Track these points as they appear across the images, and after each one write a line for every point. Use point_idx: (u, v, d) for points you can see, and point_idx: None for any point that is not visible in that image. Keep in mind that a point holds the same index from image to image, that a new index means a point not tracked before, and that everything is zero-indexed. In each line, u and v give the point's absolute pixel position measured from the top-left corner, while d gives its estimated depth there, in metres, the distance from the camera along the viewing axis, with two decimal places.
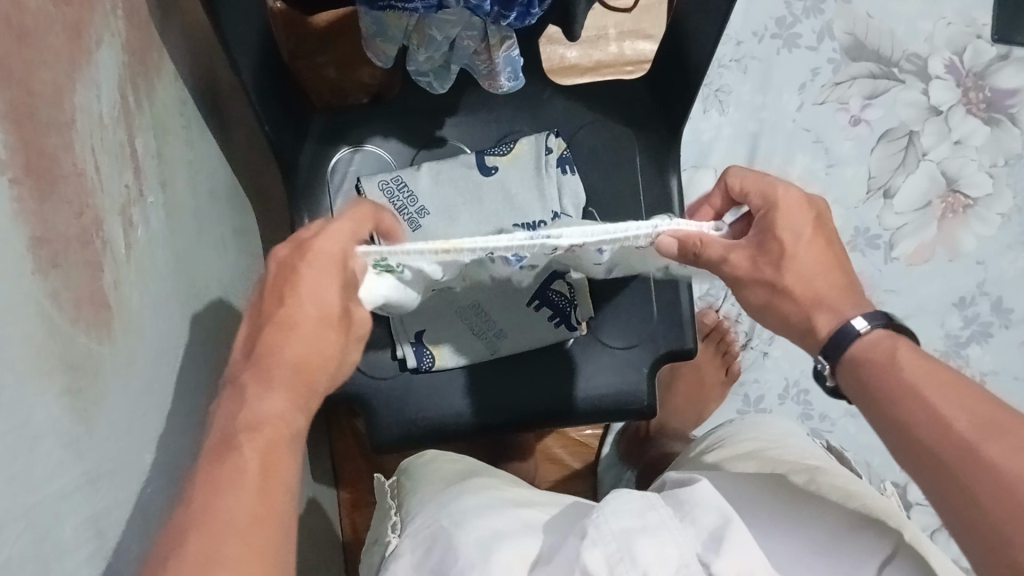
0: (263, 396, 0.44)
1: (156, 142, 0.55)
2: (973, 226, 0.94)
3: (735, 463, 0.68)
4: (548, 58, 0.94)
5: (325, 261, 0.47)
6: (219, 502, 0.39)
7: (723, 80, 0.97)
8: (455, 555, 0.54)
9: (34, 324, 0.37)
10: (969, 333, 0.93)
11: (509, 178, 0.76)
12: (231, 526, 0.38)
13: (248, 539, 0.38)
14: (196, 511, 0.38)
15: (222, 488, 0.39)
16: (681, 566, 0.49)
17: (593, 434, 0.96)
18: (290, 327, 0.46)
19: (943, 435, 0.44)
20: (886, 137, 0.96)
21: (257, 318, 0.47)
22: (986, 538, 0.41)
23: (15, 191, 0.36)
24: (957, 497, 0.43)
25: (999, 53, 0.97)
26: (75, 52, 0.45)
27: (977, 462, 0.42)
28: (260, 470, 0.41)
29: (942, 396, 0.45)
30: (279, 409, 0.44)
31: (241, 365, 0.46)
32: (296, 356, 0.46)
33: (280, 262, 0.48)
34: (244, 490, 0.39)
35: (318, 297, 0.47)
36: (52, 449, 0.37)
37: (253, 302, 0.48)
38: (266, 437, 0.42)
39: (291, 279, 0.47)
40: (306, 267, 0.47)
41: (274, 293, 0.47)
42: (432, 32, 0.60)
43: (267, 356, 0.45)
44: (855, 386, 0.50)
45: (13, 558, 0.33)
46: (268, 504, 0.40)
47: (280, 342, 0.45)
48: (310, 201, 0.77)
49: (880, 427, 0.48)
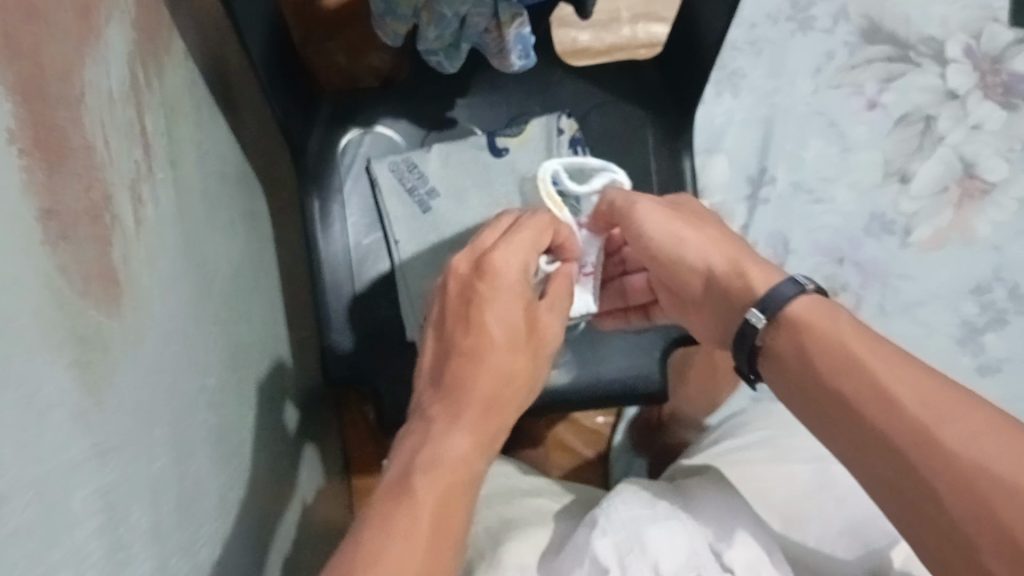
0: (445, 436, 0.47)
1: (165, 120, 0.54)
2: (990, 212, 0.93)
3: (745, 451, 0.66)
4: (559, 41, 0.94)
5: (506, 284, 0.51)
6: (383, 550, 0.41)
7: (737, 62, 0.96)
8: (469, 551, 0.54)
9: (43, 296, 0.36)
10: (985, 321, 0.91)
11: (519, 159, 0.77)
12: (399, 564, 0.41)
13: (419, 574, 0.41)
14: (364, 552, 0.41)
15: (385, 535, 0.42)
16: (692, 554, 0.48)
17: (605, 422, 0.94)
18: (477, 357, 0.49)
19: (889, 411, 0.44)
20: (901, 121, 0.95)
21: (443, 346, 0.51)
22: (927, 516, 0.42)
23: (23, 162, 0.36)
24: (901, 472, 0.43)
25: (1015, 37, 0.96)
26: (84, 27, 0.44)
27: (925, 438, 0.42)
28: (434, 511, 0.44)
29: (887, 370, 0.45)
30: (460, 449, 0.46)
31: (431, 395, 0.50)
32: (482, 388, 0.49)
33: (461, 283, 0.52)
34: (406, 539, 0.42)
35: (505, 325, 0.50)
36: (61, 420, 0.37)
37: (435, 325, 0.52)
38: (439, 475, 0.45)
39: (475, 301, 0.51)
40: (488, 291, 0.51)
41: (461, 317, 0.51)
42: (442, 9, 0.59)
43: (460, 390, 0.49)
44: (783, 358, 0.50)
45: (21, 527, 0.33)
46: (435, 562, 0.42)
47: (470, 374, 0.49)
48: (320, 183, 0.76)
49: (827, 409, 0.47)
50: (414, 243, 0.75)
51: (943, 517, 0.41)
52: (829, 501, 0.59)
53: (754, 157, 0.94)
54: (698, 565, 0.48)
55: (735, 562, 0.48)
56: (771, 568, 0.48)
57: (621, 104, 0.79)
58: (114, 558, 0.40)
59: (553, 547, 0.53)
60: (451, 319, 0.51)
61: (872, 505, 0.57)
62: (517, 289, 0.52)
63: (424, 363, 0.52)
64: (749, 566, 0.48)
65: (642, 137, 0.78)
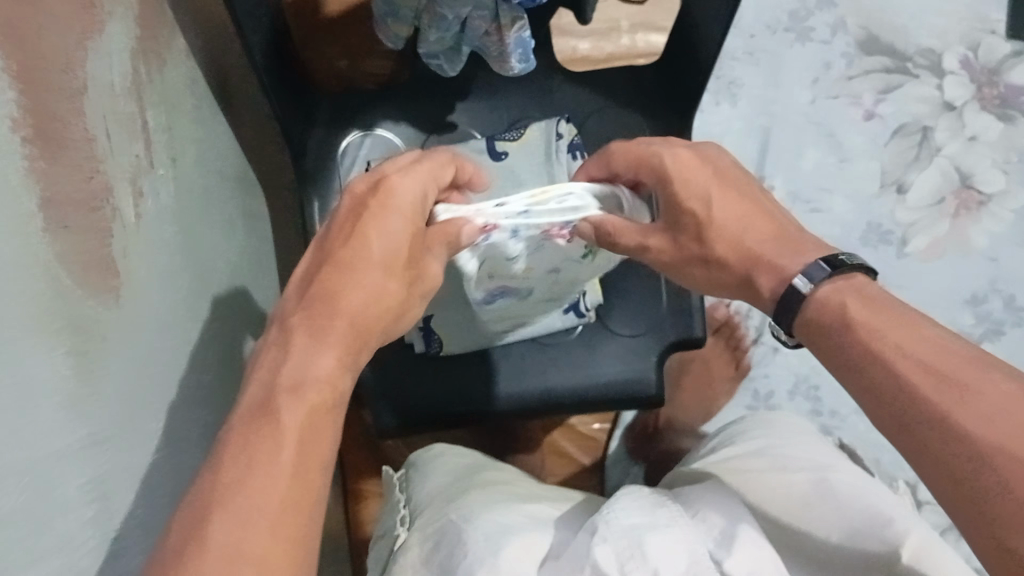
0: (309, 351, 0.41)
1: (166, 117, 0.55)
2: (985, 222, 0.93)
3: (745, 458, 0.66)
4: (559, 49, 0.94)
5: (401, 204, 0.47)
6: (245, 486, 0.35)
7: (736, 72, 0.96)
8: (463, 550, 0.53)
9: (42, 283, 0.37)
10: (981, 331, 0.92)
11: (518, 162, 0.76)
12: (269, 494, 0.35)
13: (288, 508, 0.35)
14: (224, 481, 0.35)
15: (252, 469, 0.35)
16: (691, 563, 0.47)
17: (601, 429, 0.92)
18: (351, 272, 0.45)
19: (927, 375, 0.39)
20: (899, 132, 0.96)
21: (321, 259, 0.46)
22: (969, 484, 0.37)
23: (25, 151, 0.36)
24: (938, 440, 0.38)
25: (1013, 50, 0.97)
26: (88, 20, 0.45)
27: (964, 399, 0.38)
28: (298, 448, 0.37)
29: (924, 336, 0.41)
30: (327, 367, 0.41)
31: (291, 306, 0.44)
32: (355, 303, 0.44)
33: (351, 202, 0.47)
34: (272, 467, 0.36)
35: (386, 243, 0.46)
36: (56, 408, 0.37)
37: (316, 245, 0.47)
38: (306, 391, 0.39)
39: (361, 217, 0.47)
40: (380, 209, 0.47)
41: (347, 235, 0.46)
42: (443, 10, 0.60)
43: (327, 300, 0.44)
44: (816, 328, 0.46)
45: (15, 510, 0.33)
46: (306, 485, 0.36)
47: (341, 289, 0.44)
48: (319, 185, 0.76)
49: (879, 384, 0.41)
50: None
51: (982, 487, 0.37)
52: (828, 507, 0.58)
53: (752, 165, 0.95)
54: (697, 571, 0.46)
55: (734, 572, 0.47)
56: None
57: (620, 109, 0.80)
58: (105, 548, 0.40)
59: (551, 555, 0.53)
60: (336, 235, 0.47)
61: (874, 510, 0.56)
62: (409, 212, 0.47)
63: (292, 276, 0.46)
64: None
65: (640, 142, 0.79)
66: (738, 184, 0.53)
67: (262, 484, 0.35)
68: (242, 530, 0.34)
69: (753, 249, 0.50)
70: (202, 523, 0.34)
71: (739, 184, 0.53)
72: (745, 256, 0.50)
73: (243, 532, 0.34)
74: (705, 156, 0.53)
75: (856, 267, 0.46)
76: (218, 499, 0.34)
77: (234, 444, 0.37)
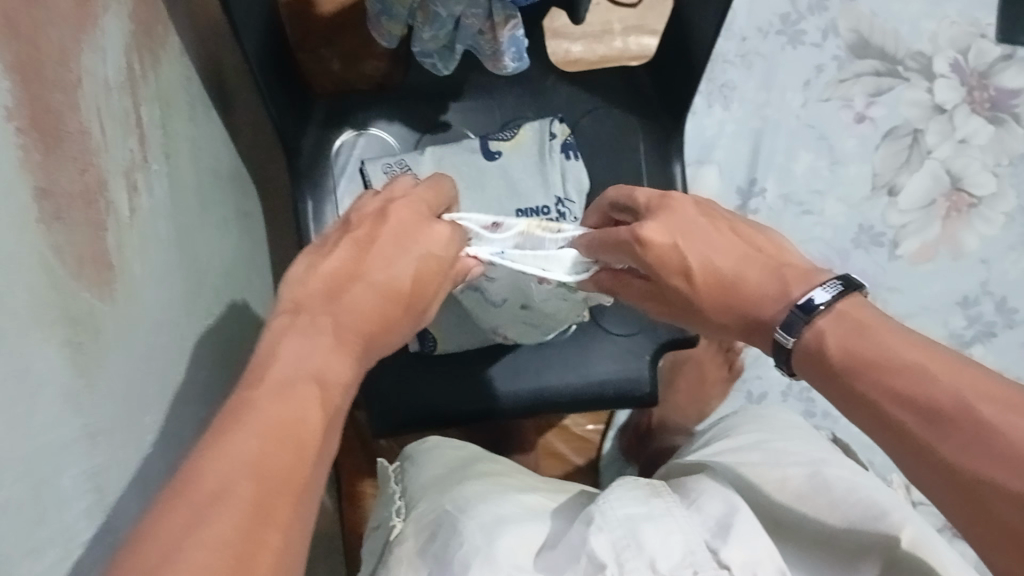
0: (329, 353, 0.41)
1: (161, 115, 0.55)
2: (976, 225, 0.94)
3: (738, 453, 0.66)
4: (552, 52, 0.94)
5: (434, 245, 0.49)
6: (270, 458, 0.34)
7: (728, 75, 0.96)
8: (457, 538, 0.53)
9: (38, 277, 0.37)
10: (972, 333, 0.92)
11: (513, 163, 0.77)
12: (284, 473, 0.34)
13: (300, 490, 0.34)
14: (246, 451, 0.33)
15: (282, 447, 0.34)
16: (687, 553, 0.47)
17: (594, 430, 0.94)
18: (377, 293, 0.46)
19: (912, 412, 0.39)
20: (890, 135, 0.96)
21: (352, 263, 0.47)
22: (978, 517, 0.37)
23: (18, 141, 0.36)
24: (936, 477, 0.38)
25: (1002, 54, 0.98)
26: (82, 14, 0.45)
27: (950, 435, 0.38)
28: (319, 434, 0.36)
29: (902, 366, 0.40)
30: (344, 373, 0.41)
31: (318, 304, 0.44)
32: (369, 324, 0.45)
33: (392, 221, 0.49)
34: (289, 446, 0.35)
35: (414, 274, 0.48)
36: (53, 398, 0.37)
37: (348, 244, 0.47)
38: (325, 390, 0.39)
39: (403, 241, 0.48)
40: (423, 240, 0.49)
41: (386, 251, 0.48)
42: (436, 8, 0.60)
43: (350, 313, 0.44)
44: (808, 370, 0.45)
45: (13, 500, 0.33)
46: (314, 475, 0.35)
47: (363, 303, 0.45)
48: (313, 183, 0.76)
49: (869, 424, 0.41)
50: None
51: (989, 517, 0.37)
52: (824, 503, 0.57)
53: (744, 168, 0.95)
54: (692, 562, 0.46)
55: (731, 561, 0.46)
56: (768, 570, 0.47)
57: (612, 109, 0.80)
58: (103, 540, 0.40)
59: (548, 544, 0.53)
60: (372, 243, 0.48)
61: (869, 502, 0.55)
62: (443, 250, 0.50)
63: (319, 271, 0.46)
64: (745, 565, 0.46)
65: (634, 143, 0.80)
66: (708, 234, 0.51)
67: (285, 462, 0.34)
68: (265, 499, 0.32)
69: (742, 308, 0.49)
70: (234, 479, 0.32)
71: (705, 227, 0.51)
72: (738, 316, 0.49)
73: (268, 501, 0.32)
74: (672, 217, 0.52)
75: (834, 301, 0.44)
76: (244, 457, 0.33)
77: (260, 412, 0.35)
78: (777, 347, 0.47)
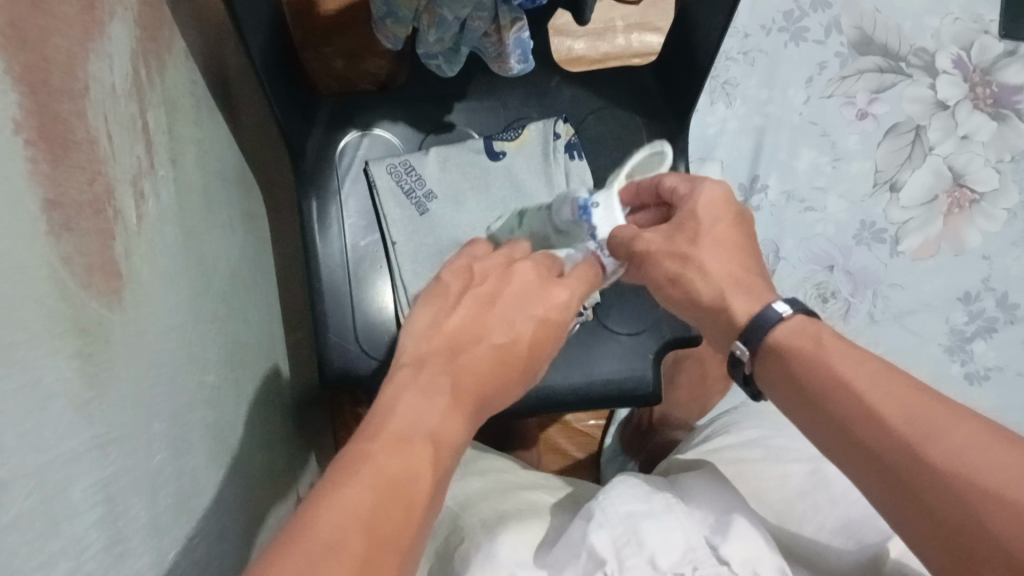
0: (445, 414, 0.42)
1: (167, 118, 0.55)
2: (978, 221, 0.94)
3: (739, 448, 0.67)
4: (555, 49, 0.95)
5: (553, 305, 0.51)
6: (382, 514, 0.35)
7: (731, 73, 0.97)
8: (459, 536, 0.53)
9: (46, 288, 0.37)
10: (973, 329, 0.92)
11: (517, 164, 0.78)
12: (389, 527, 0.35)
13: (402, 544, 0.35)
14: (354, 507, 0.35)
15: (394, 504, 0.36)
16: (687, 551, 0.47)
17: (596, 425, 0.96)
18: (498, 351, 0.47)
19: (881, 413, 0.42)
20: (892, 132, 0.96)
21: (475, 323, 0.49)
22: (928, 507, 0.39)
23: (27, 153, 0.36)
24: (900, 495, 0.40)
25: (1006, 50, 0.98)
26: (88, 22, 0.45)
27: (914, 434, 0.40)
28: (426, 491, 0.38)
29: (865, 373, 0.44)
30: (456, 434, 0.42)
31: (437, 360, 0.46)
32: (488, 381, 0.46)
33: (516, 281, 0.51)
34: (396, 495, 0.36)
35: (532, 333, 0.49)
36: (63, 411, 0.37)
37: (472, 305, 0.50)
38: (438, 450, 0.40)
39: (524, 301, 0.50)
40: (541, 305, 0.50)
41: (505, 312, 0.49)
42: (443, 11, 0.60)
43: (468, 369, 0.46)
44: (774, 369, 0.49)
45: (24, 515, 0.33)
46: (418, 531, 0.37)
47: (481, 360, 0.46)
48: (318, 184, 0.76)
49: (829, 422, 0.45)
50: (410, 245, 0.75)
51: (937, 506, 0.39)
52: (822, 500, 0.58)
53: (747, 165, 0.96)
54: (692, 560, 0.47)
55: (732, 557, 0.47)
56: (769, 567, 0.47)
57: (616, 109, 0.80)
58: (113, 549, 0.41)
59: (548, 539, 0.53)
60: (494, 302, 0.50)
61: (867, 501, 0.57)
62: (561, 315, 0.51)
63: (442, 327, 0.49)
64: (746, 562, 0.47)
65: (638, 142, 0.80)
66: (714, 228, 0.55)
67: (395, 517, 0.36)
68: (374, 553, 0.34)
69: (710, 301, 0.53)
70: (348, 530, 0.34)
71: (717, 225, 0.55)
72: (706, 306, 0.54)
73: (375, 557, 0.34)
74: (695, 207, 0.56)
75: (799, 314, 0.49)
76: (356, 510, 0.35)
77: (375, 467, 0.37)
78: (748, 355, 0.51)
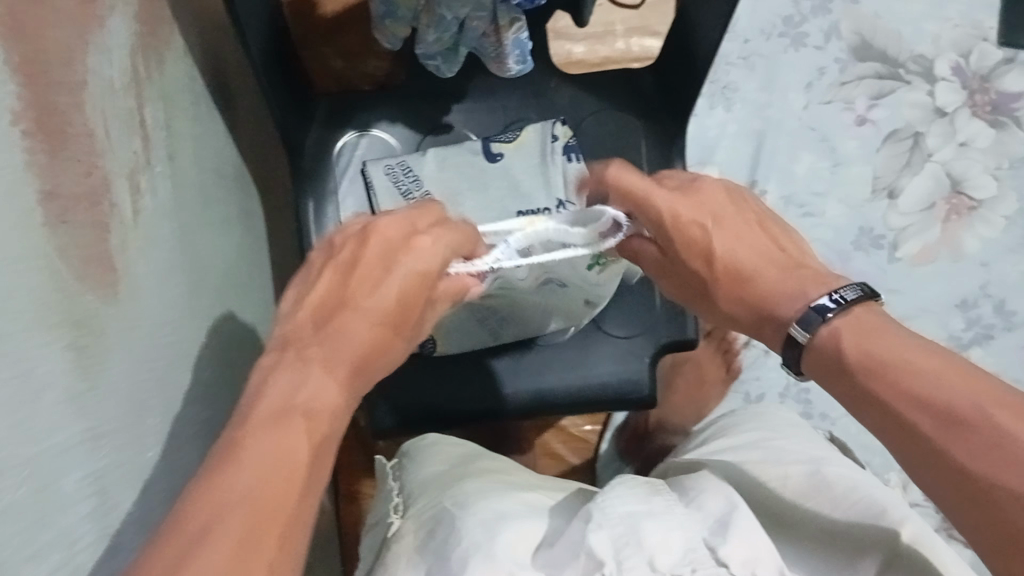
0: (318, 380, 0.42)
1: (164, 114, 0.55)
2: (976, 227, 0.94)
3: (739, 451, 0.66)
4: (555, 52, 0.95)
5: (424, 258, 0.48)
6: (257, 497, 0.35)
7: (730, 77, 0.97)
8: (455, 534, 0.53)
9: (43, 280, 0.37)
10: (971, 335, 0.93)
11: (514, 165, 0.77)
12: (256, 501, 0.35)
13: (282, 524, 0.35)
14: (227, 493, 0.35)
15: (271, 485, 0.36)
16: (687, 550, 0.47)
17: (591, 430, 0.94)
18: (362, 312, 0.46)
19: (925, 411, 0.41)
20: (891, 137, 0.96)
21: (340, 288, 0.46)
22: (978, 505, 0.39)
23: (25, 144, 0.36)
24: (942, 488, 0.40)
25: (1004, 57, 0.98)
26: (88, 17, 0.45)
27: (959, 437, 0.39)
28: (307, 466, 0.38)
29: (903, 367, 0.42)
30: (331, 399, 0.42)
31: (307, 333, 0.44)
32: (360, 346, 0.45)
33: (377, 241, 0.48)
34: (264, 479, 0.36)
35: (403, 289, 0.47)
36: (56, 402, 0.37)
37: (338, 265, 0.47)
38: (315, 422, 0.40)
39: (384, 262, 0.47)
40: (406, 257, 0.47)
41: (371, 274, 0.47)
42: (441, 11, 0.60)
43: (336, 335, 0.44)
44: (817, 361, 0.47)
45: (15, 503, 0.33)
46: (301, 508, 0.37)
47: (346, 324, 0.45)
48: (314, 183, 0.77)
49: (873, 415, 0.44)
50: None
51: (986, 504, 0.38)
52: (822, 501, 0.57)
53: (746, 170, 0.96)
54: (692, 560, 0.46)
55: (731, 558, 0.47)
56: (767, 568, 0.47)
57: (614, 111, 0.80)
58: (105, 542, 0.40)
59: (546, 541, 0.53)
60: (355, 267, 0.47)
61: (868, 501, 0.55)
62: (429, 263, 0.48)
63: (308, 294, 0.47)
64: (745, 563, 0.47)
65: (635, 144, 0.80)
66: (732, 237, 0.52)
67: (274, 495, 0.36)
68: (249, 535, 0.34)
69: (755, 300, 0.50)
70: (215, 519, 0.34)
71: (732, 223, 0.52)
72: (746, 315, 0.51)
73: (249, 540, 0.34)
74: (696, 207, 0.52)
75: (852, 304, 0.46)
76: (227, 496, 0.35)
77: (251, 450, 0.37)
78: (790, 344, 0.48)
